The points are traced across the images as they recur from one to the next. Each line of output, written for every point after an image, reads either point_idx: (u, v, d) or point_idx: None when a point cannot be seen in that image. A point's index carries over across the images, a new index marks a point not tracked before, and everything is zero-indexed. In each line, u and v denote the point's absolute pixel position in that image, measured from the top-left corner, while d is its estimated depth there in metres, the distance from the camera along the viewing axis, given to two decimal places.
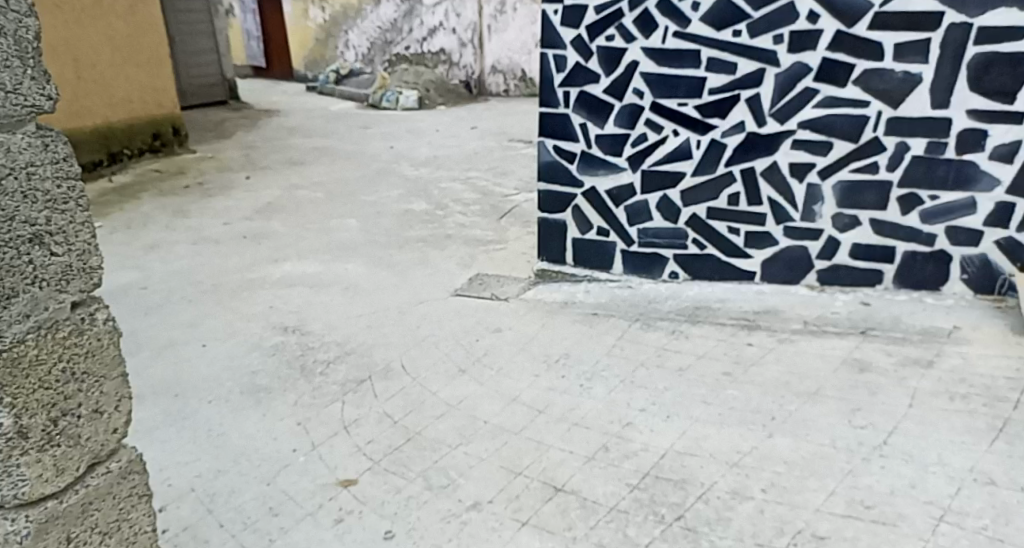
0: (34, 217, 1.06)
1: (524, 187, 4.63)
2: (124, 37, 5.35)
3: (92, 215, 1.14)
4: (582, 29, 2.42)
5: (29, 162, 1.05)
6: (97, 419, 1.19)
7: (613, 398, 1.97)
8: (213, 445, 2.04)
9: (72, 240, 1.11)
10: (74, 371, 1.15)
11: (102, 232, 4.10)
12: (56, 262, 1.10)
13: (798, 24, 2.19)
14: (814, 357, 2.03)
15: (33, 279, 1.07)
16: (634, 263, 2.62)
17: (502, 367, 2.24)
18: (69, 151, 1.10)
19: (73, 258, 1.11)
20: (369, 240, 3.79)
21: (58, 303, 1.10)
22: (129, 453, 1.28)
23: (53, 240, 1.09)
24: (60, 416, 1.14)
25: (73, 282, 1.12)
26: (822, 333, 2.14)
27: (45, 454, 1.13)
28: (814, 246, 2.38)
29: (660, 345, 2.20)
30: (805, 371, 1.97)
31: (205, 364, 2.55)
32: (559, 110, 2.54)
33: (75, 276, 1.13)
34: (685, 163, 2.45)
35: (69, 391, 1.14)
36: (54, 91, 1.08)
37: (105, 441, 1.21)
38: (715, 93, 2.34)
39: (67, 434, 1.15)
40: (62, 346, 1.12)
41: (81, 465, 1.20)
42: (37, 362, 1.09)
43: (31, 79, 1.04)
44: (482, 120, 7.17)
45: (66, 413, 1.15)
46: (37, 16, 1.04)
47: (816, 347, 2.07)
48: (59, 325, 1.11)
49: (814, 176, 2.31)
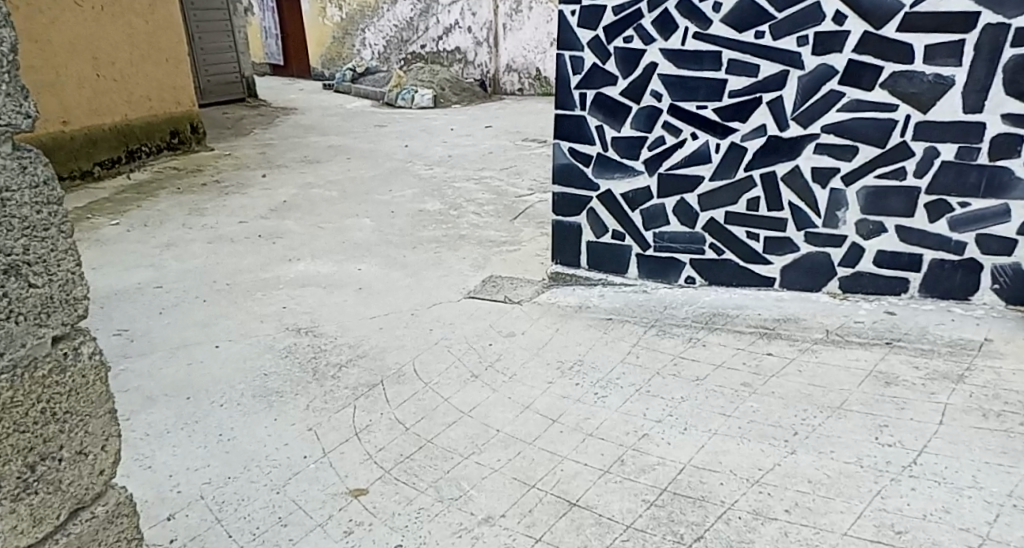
0: (9, 247, 1.00)
1: (539, 187, 4.59)
2: (144, 35, 5.37)
3: (76, 243, 1.08)
4: (600, 30, 2.38)
5: (5, 187, 0.99)
6: (81, 461, 1.15)
7: (629, 408, 1.93)
8: (224, 450, 2.02)
9: (53, 270, 1.05)
10: (55, 411, 1.10)
11: (119, 230, 4.11)
12: (35, 294, 1.04)
13: (823, 26, 2.14)
14: (837, 369, 1.98)
15: (8, 314, 1.01)
16: (650, 267, 2.58)
17: (515, 373, 2.21)
18: (50, 173, 1.04)
19: (53, 289, 1.05)
20: (382, 240, 3.78)
21: (36, 338, 1.05)
22: (117, 496, 1.23)
23: (32, 270, 1.03)
24: (37, 460, 1.09)
25: (54, 315, 1.06)
26: (845, 343, 2.09)
27: (20, 504, 1.08)
28: (836, 253, 2.33)
29: (677, 353, 2.16)
30: (827, 383, 1.92)
31: (218, 366, 2.53)
32: (575, 112, 2.50)
33: (57, 309, 1.07)
34: (704, 166, 2.40)
35: (49, 434, 1.10)
36: (32, 109, 1.02)
37: (90, 484, 1.17)
38: (736, 95, 2.29)
39: (45, 480, 1.11)
40: (41, 386, 1.07)
41: (62, 513, 1.15)
42: (12, 405, 1.04)
43: (6, 96, 0.98)
44: (498, 120, 7.15)
45: (45, 457, 1.10)
46: (13, 27, 0.98)
47: (839, 358, 2.02)
48: (37, 363, 1.06)
49: (837, 181, 2.26)
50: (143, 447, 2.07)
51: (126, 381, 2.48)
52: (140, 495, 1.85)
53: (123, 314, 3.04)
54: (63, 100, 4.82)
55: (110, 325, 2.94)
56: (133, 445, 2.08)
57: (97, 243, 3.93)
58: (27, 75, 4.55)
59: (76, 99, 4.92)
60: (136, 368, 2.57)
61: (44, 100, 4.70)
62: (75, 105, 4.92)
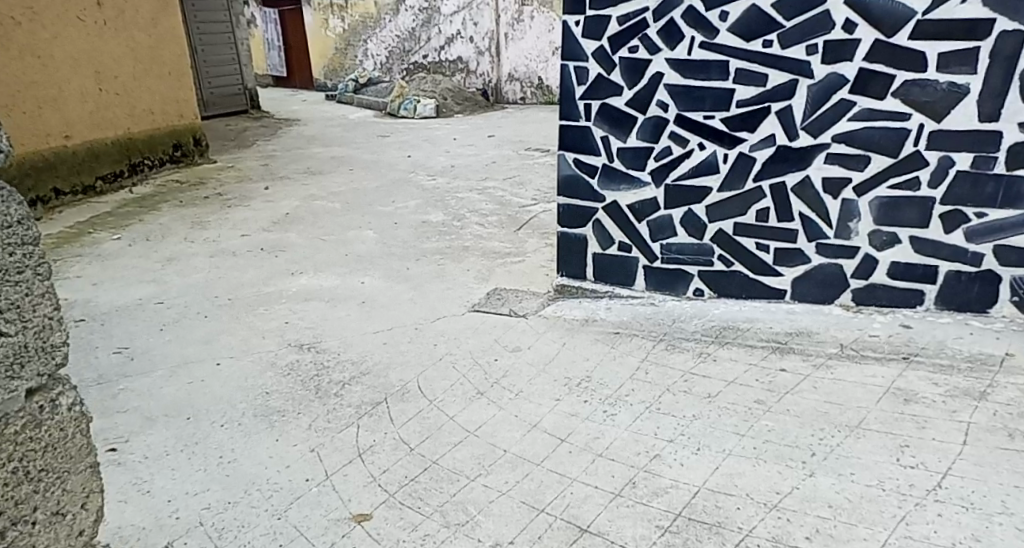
0: None
1: (543, 197, 4.55)
2: (146, 49, 5.35)
3: (49, 297, 1.17)
4: (605, 40, 2.34)
5: None
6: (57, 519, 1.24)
7: (639, 427, 1.88)
8: (225, 473, 1.97)
9: (27, 322, 1.14)
10: (29, 469, 1.19)
11: (121, 245, 4.08)
12: (8, 343, 1.12)
13: (833, 34, 2.10)
14: (854, 385, 1.92)
15: None
16: (658, 280, 2.53)
17: (522, 390, 2.16)
18: (21, 227, 1.12)
19: (26, 340, 1.14)
20: (386, 252, 3.73)
21: (10, 395, 1.14)
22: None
23: (4, 325, 1.11)
24: (11, 523, 1.18)
25: (26, 369, 1.15)
26: (861, 358, 2.04)
27: None
28: (849, 264, 2.28)
29: (687, 369, 2.11)
30: (844, 400, 1.87)
31: (220, 384, 2.49)
32: (580, 123, 2.46)
33: (31, 362, 1.15)
34: (712, 177, 2.36)
35: (22, 495, 1.19)
36: None
37: (66, 539, 1.26)
38: (744, 105, 2.25)
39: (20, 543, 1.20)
40: (13, 444, 1.16)
41: None
42: None
43: None
44: (501, 129, 7.11)
45: (17, 520, 1.19)
46: None
47: (854, 374, 1.97)
48: (9, 422, 1.15)
49: (849, 192, 2.21)
50: (142, 470, 2.03)
51: (125, 402, 2.43)
52: (138, 522, 1.81)
53: (124, 331, 3.00)
54: (65, 114, 4.80)
55: (110, 342, 2.91)
56: (131, 469, 2.04)
57: (99, 258, 3.89)
58: (29, 90, 4.53)
59: (79, 113, 4.90)
60: (136, 387, 2.53)
61: (47, 115, 4.67)
62: (78, 119, 4.89)
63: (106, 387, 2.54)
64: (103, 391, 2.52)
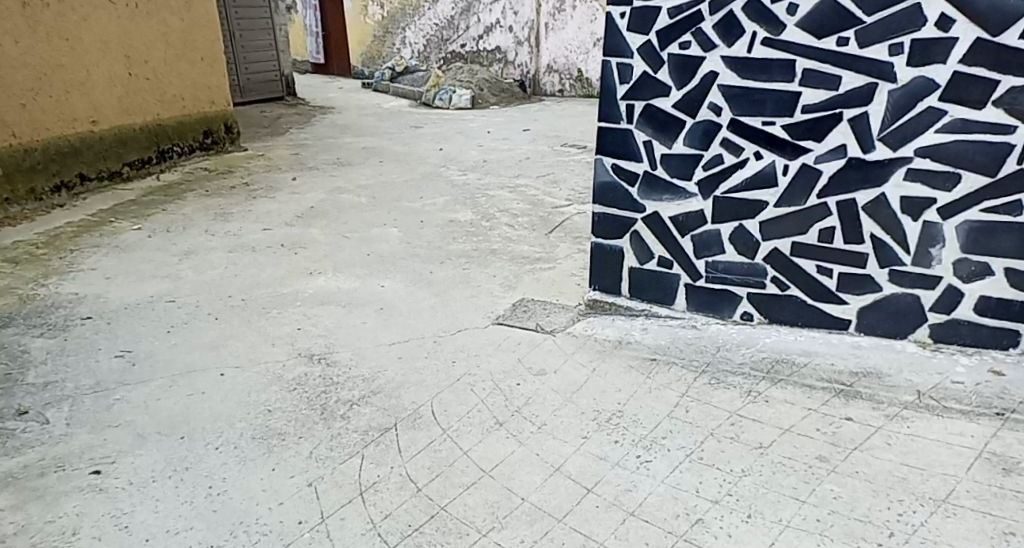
0: None
1: (578, 198, 4.29)
2: (178, 33, 5.19)
3: None
4: (653, 34, 2.11)
5: None
6: None
7: (678, 480, 1.66)
8: (211, 509, 1.81)
9: None
10: None
11: (141, 235, 3.93)
12: None
13: (924, 31, 1.82)
14: (938, 447, 1.67)
15: None
16: (701, 301, 2.28)
17: (545, 423, 1.93)
18: None
19: None
20: (409, 253, 3.52)
21: None
22: None
23: None
24: None
25: None
26: (944, 412, 1.78)
27: None
28: (927, 296, 2.00)
29: (734, 410, 1.86)
30: (924, 465, 1.62)
31: (221, 399, 2.29)
32: (620, 125, 2.23)
33: None
34: (769, 190, 2.09)
35: None
36: None
37: None
38: (811, 111, 1.98)
39: None
40: None
41: None
42: None
43: None
44: (536, 123, 6.85)
45: None
46: None
47: (935, 430, 1.72)
48: None
49: (932, 213, 1.93)
50: (124, 500, 1.87)
51: (119, 415, 2.26)
52: None
53: (130, 332, 2.83)
54: (92, 99, 4.66)
55: (115, 345, 2.73)
56: (113, 497, 1.88)
57: (117, 249, 3.74)
58: (57, 73, 4.39)
59: (106, 98, 4.76)
60: (133, 398, 2.35)
61: (74, 99, 4.53)
62: (105, 104, 4.75)
63: (101, 397, 2.37)
64: (98, 402, 2.35)
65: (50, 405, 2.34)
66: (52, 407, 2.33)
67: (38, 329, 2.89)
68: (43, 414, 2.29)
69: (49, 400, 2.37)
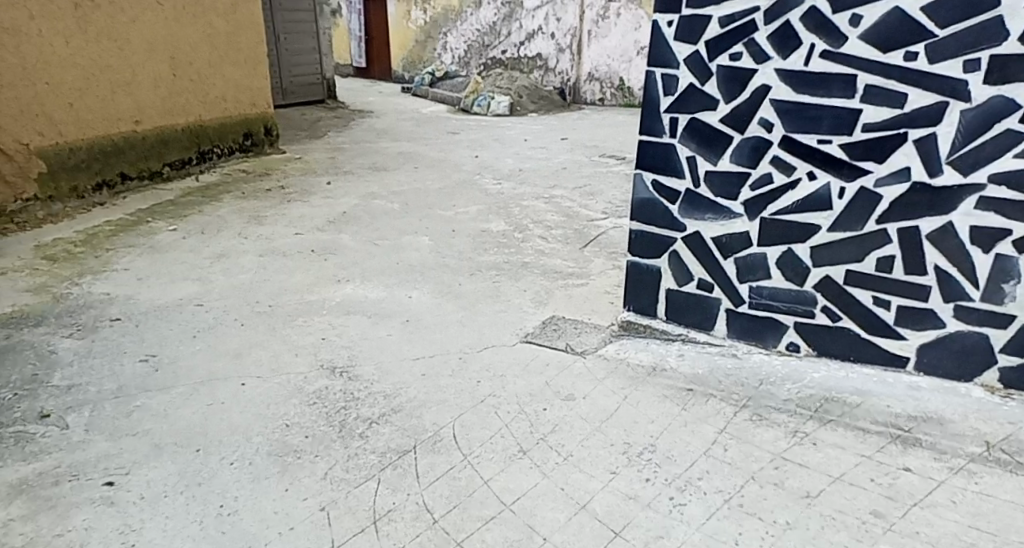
0: None
1: (614, 211, 4.17)
2: (223, 36, 5.19)
3: None
4: (701, 45, 1.99)
5: None
6: None
7: (715, 529, 1.55)
8: (220, 530, 1.73)
9: None
10: None
11: (175, 236, 3.90)
12: None
13: (1005, 47, 1.68)
14: (1012, 509, 1.53)
15: None
16: (743, 328, 2.15)
17: (572, 453, 1.82)
18: None
19: None
20: (439, 263, 3.43)
21: None
22: None
23: None
24: None
25: None
26: (1016, 469, 1.63)
27: None
28: (999, 335, 1.83)
29: (778, 452, 1.74)
30: (997, 529, 1.49)
31: (240, 411, 2.20)
32: (662, 139, 2.12)
33: None
34: (823, 213, 1.96)
35: None
36: None
37: None
38: (872, 130, 1.84)
39: None
40: None
41: None
42: None
43: None
44: (574, 132, 6.73)
45: None
46: None
47: (1006, 489, 1.58)
48: None
49: (1007, 246, 1.77)
50: (134, 516, 1.79)
51: (137, 423, 2.17)
52: None
53: (156, 335, 2.77)
54: (136, 99, 4.66)
55: (140, 348, 2.67)
56: (123, 512, 1.81)
57: (150, 250, 3.71)
58: (104, 73, 4.40)
59: (151, 99, 4.76)
60: (154, 406, 2.26)
61: (119, 98, 4.54)
62: (149, 104, 4.75)
63: (122, 403, 2.29)
64: (119, 408, 2.27)
65: (71, 409, 2.26)
66: (74, 411, 2.25)
67: (66, 329, 2.83)
68: (64, 418, 2.21)
69: (71, 404, 2.29)
